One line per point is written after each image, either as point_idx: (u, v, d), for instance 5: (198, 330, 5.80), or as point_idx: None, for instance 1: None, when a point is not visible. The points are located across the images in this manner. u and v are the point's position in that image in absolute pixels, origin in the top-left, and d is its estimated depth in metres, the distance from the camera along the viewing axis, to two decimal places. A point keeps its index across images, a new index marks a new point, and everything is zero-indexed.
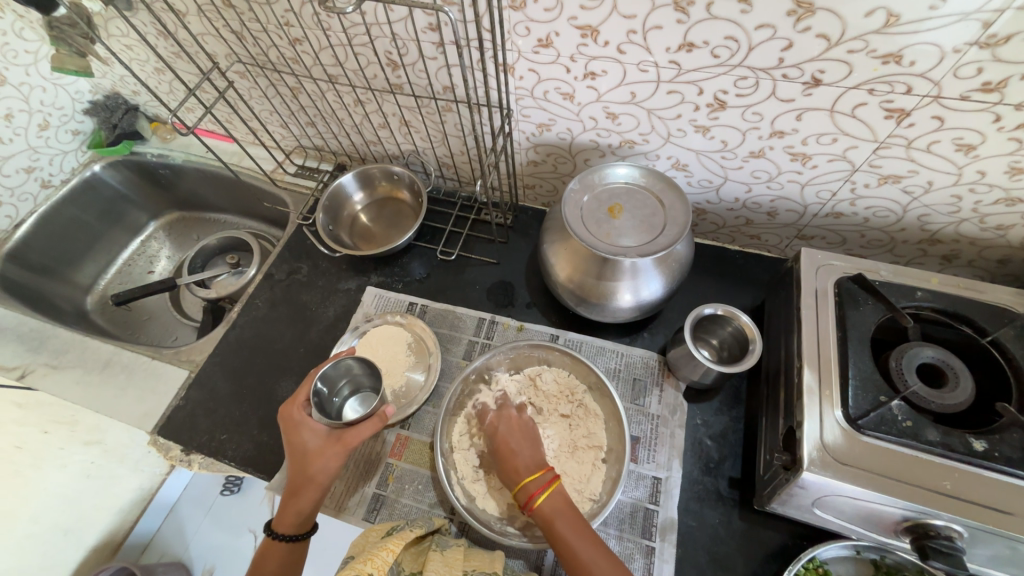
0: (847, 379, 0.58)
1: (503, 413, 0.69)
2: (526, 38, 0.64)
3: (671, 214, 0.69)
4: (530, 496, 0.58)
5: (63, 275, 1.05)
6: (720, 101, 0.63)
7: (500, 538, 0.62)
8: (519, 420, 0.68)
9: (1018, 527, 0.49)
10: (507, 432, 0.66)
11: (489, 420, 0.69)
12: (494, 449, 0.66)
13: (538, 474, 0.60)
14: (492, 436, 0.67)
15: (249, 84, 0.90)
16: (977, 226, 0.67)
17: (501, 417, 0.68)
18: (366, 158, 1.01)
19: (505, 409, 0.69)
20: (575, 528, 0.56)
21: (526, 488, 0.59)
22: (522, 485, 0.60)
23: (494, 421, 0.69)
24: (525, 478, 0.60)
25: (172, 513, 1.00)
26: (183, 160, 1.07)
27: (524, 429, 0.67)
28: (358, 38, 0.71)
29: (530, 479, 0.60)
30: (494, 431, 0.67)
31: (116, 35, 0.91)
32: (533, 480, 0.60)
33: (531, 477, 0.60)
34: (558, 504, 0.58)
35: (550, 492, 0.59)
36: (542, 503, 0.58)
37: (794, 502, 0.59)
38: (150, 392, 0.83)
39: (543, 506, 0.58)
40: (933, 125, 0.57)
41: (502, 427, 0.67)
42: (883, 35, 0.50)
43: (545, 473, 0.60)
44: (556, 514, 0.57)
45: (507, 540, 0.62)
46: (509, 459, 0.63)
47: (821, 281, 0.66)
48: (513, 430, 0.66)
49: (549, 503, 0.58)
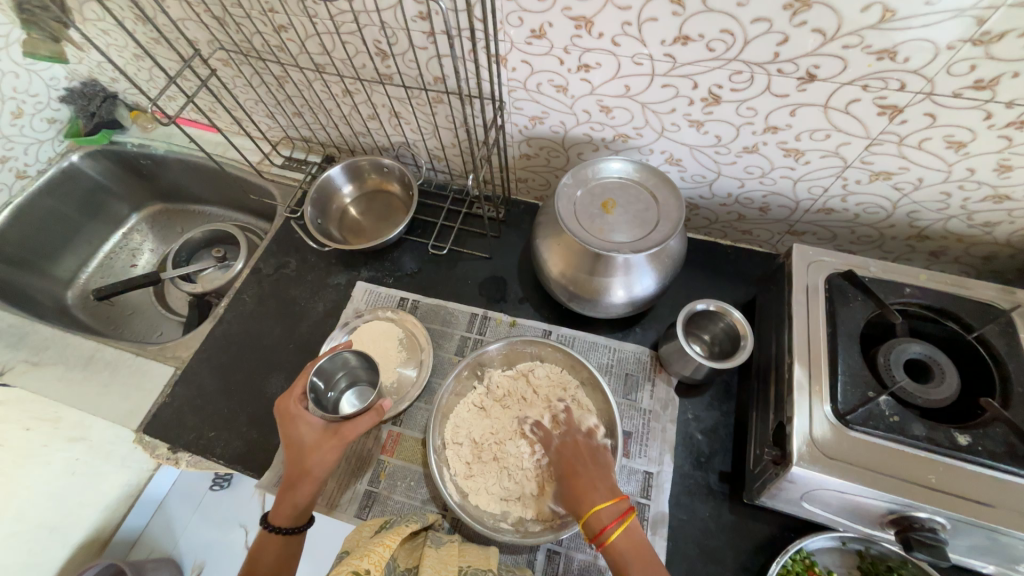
0: (836, 374, 0.59)
1: (569, 437, 0.64)
2: (519, 28, 0.62)
3: (664, 209, 0.69)
4: (602, 528, 0.54)
5: (42, 269, 1.02)
6: (715, 95, 0.62)
7: (494, 535, 0.62)
8: (587, 444, 0.63)
9: (999, 519, 0.50)
10: (577, 457, 0.61)
11: (556, 445, 0.64)
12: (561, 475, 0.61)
13: (612, 505, 0.56)
14: (559, 459, 0.63)
15: (232, 72, 0.87)
16: (965, 222, 0.68)
17: (569, 443, 0.64)
18: (355, 150, 1.00)
19: (571, 433, 0.65)
20: (649, 571, 0.52)
21: (599, 517, 0.55)
22: (593, 513, 0.55)
23: (560, 446, 0.64)
24: (597, 505, 0.56)
25: (160, 509, 0.99)
26: (165, 150, 1.05)
27: (592, 453, 0.62)
28: (345, 26, 0.69)
29: (603, 508, 0.56)
30: (562, 457, 0.62)
31: (92, 19, 0.87)
32: (605, 510, 0.55)
33: (604, 507, 0.55)
34: (631, 541, 0.54)
35: (624, 527, 0.54)
36: (615, 538, 0.54)
37: (783, 495, 0.60)
38: (134, 390, 0.81)
39: (616, 542, 0.54)
40: (925, 122, 0.57)
41: (570, 451, 0.63)
42: (878, 31, 0.50)
43: (620, 504, 0.56)
44: (630, 552, 0.53)
45: (502, 537, 0.62)
46: (574, 484, 0.59)
47: (812, 277, 0.67)
48: (582, 456, 0.62)
49: (623, 539, 0.54)
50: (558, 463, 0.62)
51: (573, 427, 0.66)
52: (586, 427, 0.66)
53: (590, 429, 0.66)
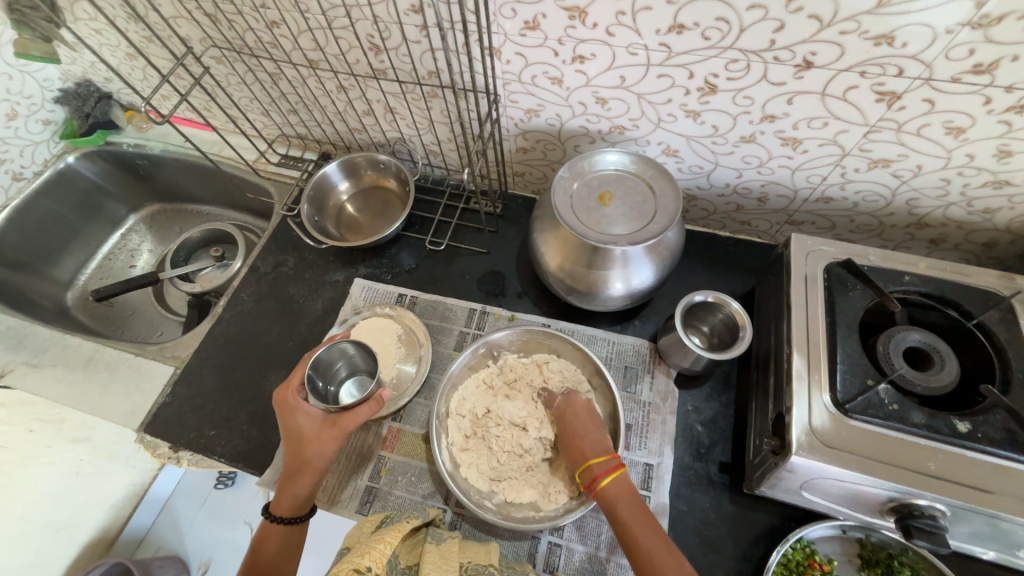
0: (835, 363, 0.59)
1: (571, 399, 0.68)
2: (512, 20, 0.62)
3: (661, 201, 0.69)
4: (594, 477, 0.59)
5: (42, 271, 1.02)
6: (711, 84, 0.62)
7: (477, 509, 0.63)
8: (586, 406, 0.67)
9: (999, 505, 0.50)
10: (575, 416, 0.66)
11: (557, 405, 0.69)
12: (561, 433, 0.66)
13: (604, 457, 0.60)
14: (559, 418, 0.67)
15: (226, 70, 0.87)
16: (965, 209, 0.67)
17: (569, 403, 0.68)
18: (351, 147, 0.99)
19: (573, 395, 0.69)
20: (635, 511, 0.56)
21: (592, 469, 0.60)
22: (587, 465, 0.60)
23: (562, 405, 0.68)
24: (590, 459, 0.61)
25: (166, 507, 1.00)
26: (161, 150, 1.04)
27: (588, 414, 0.66)
28: (338, 21, 0.69)
29: (596, 461, 0.60)
30: (561, 416, 0.67)
31: (84, 18, 0.87)
32: (598, 462, 0.60)
33: (597, 460, 0.60)
34: (621, 488, 0.58)
35: (615, 476, 0.59)
36: (605, 485, 0.58)
37: (783, 485, 0.60)
38: (135, 390, 0.81)
39: (606, 488, 0.58)
40: (923, 108, 0.56)
41: (570, 410, 0.67)
42: (874, 16, 0.49)
43: (611, 457, 0.61)
44: (618, 496, 0.57)
45: (484, 513, 0.63)
46: (574, 440, 0.64)
47: (811, 267, 0.66)
48: (580, 414, 0.66)
49: (613, 485, 0.58)
50: (559, 422, 0.67)
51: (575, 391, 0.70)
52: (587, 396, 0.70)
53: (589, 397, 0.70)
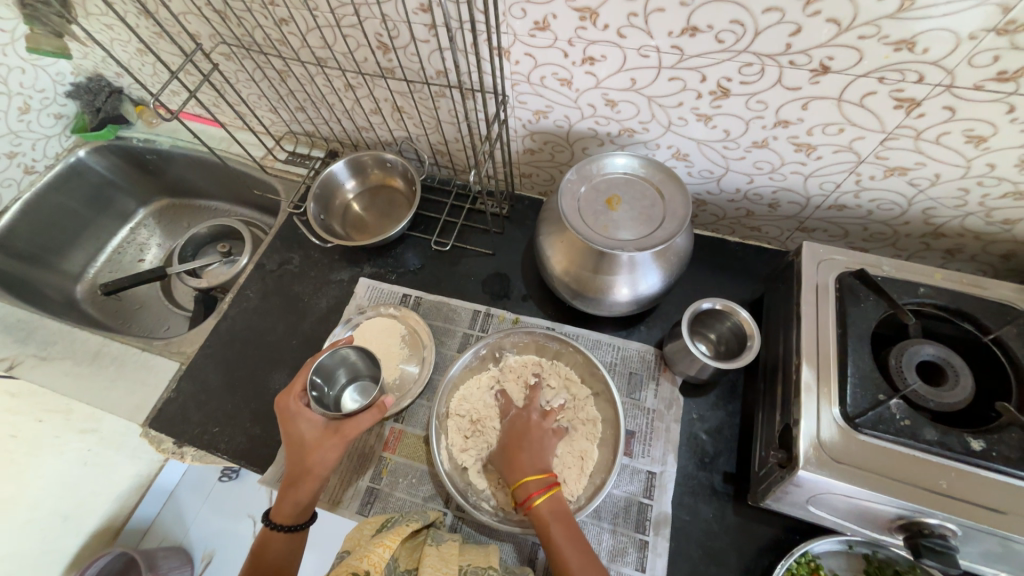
0: (845, 376, 0.57)
1: (523, 412, 0.69)
2: (522, 20, 0.61)
3: (670, 206, 0.67)
4: (528, 496, 0.58)
5: (52, 264, 1.03)
6: (723, 88, 0.60)
7: (473, 511, 0.63)
8: (536, 423, 0.67)
9: (1012, 526, 0.49)
10: (522, 430, 0.65)
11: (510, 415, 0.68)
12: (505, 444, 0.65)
13: (540, 476, 0.60)
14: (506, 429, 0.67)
15: (235, 66, 0.86)
16: (983, 220, 0.66)
17: (519, 416, 0.68)
18: (358, 145, 0.99)
19: (526, 409, 0.69)
20: (568, 532, 0.56)
21: (526, 486, 0.59)
22: (521, 483, 0.60)
23: (513, 417, 0.68)
24: (525, 476, 0.60)
25: (171, 498, 1.01)
26: (170, 146, 1.05)
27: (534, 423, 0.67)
28: (346, 19, 0.68)
29: (531, 479, 0.60)
30: (510, 428, 0.67)
31: (95, 14, 0.87)
32: (534, 480, 0.60)
33: (533, 477, 0.60)
34: (555, 509, 0.58)
35: (549, 496, 0.59)
36: (539, 504, 0.58)
37: (788, 498, 0.59)
38: (142, 384, 0.82)
39: (540, 507, 0.58)
40: (944, 115, 0.55)
41: (517, 426, 0.67)
42: (896, 20, 0.47)
43: (548, 476, 0.60)
44: (552, 518, 0.57)
45: (478, 514, 0.63)
46: (515, 455, 0.63)
47: (822, 276, 0.65)
48: (528, 430, 0.66)
49: (547, 506, 0.58)
50: (504, 434, 0.67)
51: (532, 404, 0.69)
52: (543, 409, 0.69)
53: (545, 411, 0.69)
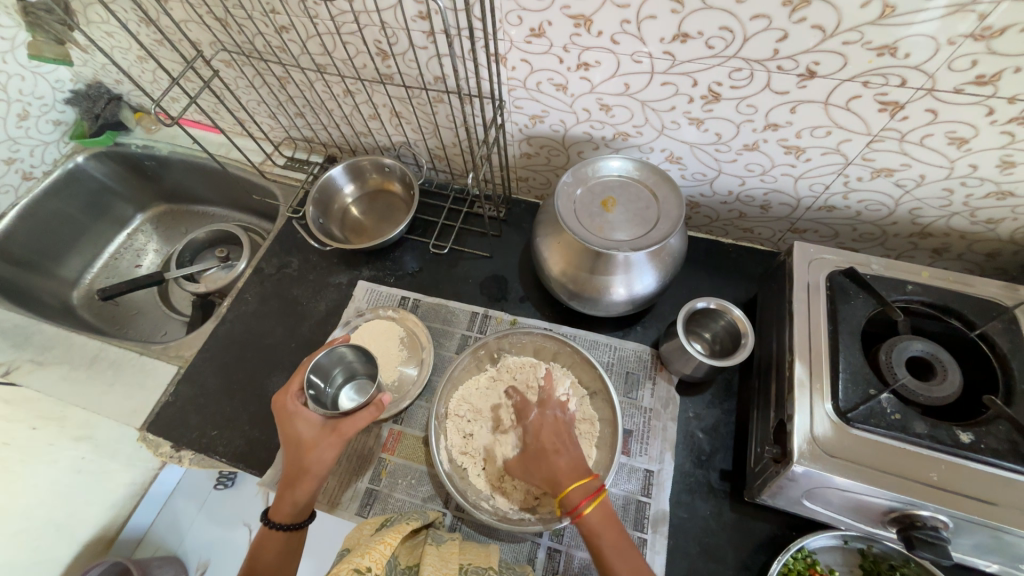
0: (837, 372, 0.58)
1: (545, 413, 0.66)
2: (518, 27, 0.62)
3: (664, 207, 0.69)
4: (577, 507, 0.56)
5: (48, 269, 1.03)
6: (714, 93, 0.62)
7: (473, 510, 0.63)
8: (562, 422, 0.65)
9: (1001, 517, 0.50)
10: (551, 431, 0.63)
11: (531, 418, 0.66)
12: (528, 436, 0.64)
13: (586, 483, 0.57)
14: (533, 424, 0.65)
15: (235, 74, 0.88)
16: (968, 219, 0.68)
17: (542, 418, 0.66)
18: (357, 151, 1.00)
19: (547, 408, 0.67)
20: (616, 541, 0.55)
21: (572, 496, 0.57)
22: (567, 493, 0.57)
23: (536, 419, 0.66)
24: (571, 485, 0.57)
25: (165, 507, 0.99)
26: (169, 152, 1.06)
27: (557, 420, 0.65)
28: (346, 26, 0.69)
29: (577, 486, 0.57)
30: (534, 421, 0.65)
31: (97, 22, 0.88)
32: (580, 488, 0.57)
33: (579, 486, 0.57)
34: (604, 516, 0.56)
35: (597, 504, 0.57)
36: (588, 514, 0.56)
37: (784, 493, 0.60)
38: (140, 388, 0.82)
39: (589, 516, 0.56)
40: (926, 118, 0.56)
41: (543, 427, 0.64)
42: (878, 27, 0.49)
43: (594, 482, 0.58)
44: (602, 526, 0.56)
45: (479, 514, 0.63)
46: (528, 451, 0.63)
47: (813, 275, 0.66)
48: (555, 430, 0.63)
49: (596, 514, 0.56)
50: (530, 438, 0.64)
51: (550, 400, 0.68)
52: (560, 401, 0.68)
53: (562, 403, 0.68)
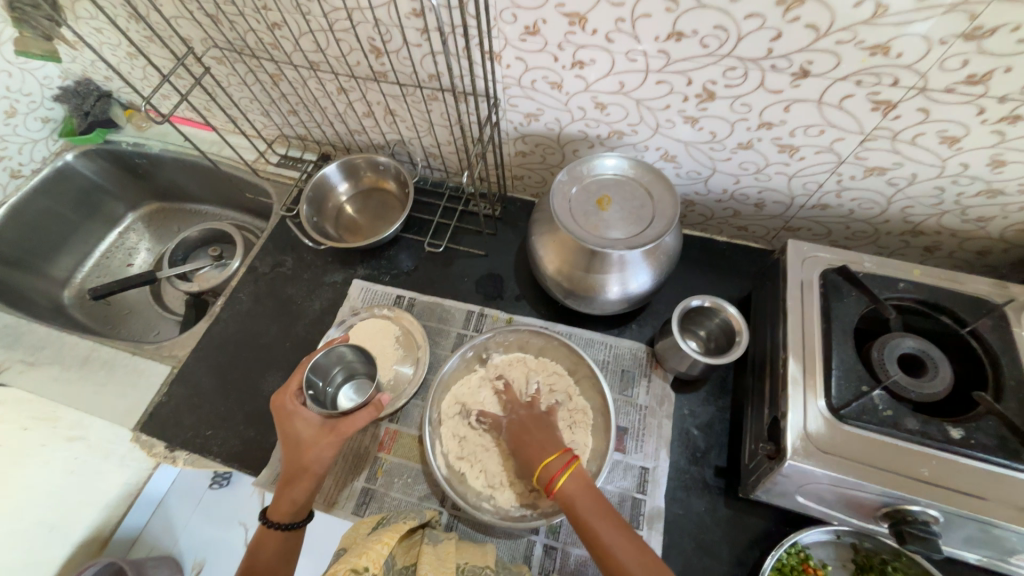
0: (830, 369, 0.59)
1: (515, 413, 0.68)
2: (512, 25, 0.62)
3: (659, 206, 0.69)
4: (551, 478, 0.58)
5: (38, 268, 1.02)
6: (709, 91, 0.62)
7: (473, 511, 0.64)
8: (529, 415, 0.67)
9: (989, 511, 0.51)
10: (521, 427, 0.66)
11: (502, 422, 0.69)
12: (515, 440, 0.65)
13: (557, 455, 0.59)
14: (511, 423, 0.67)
15: (227, 71, 0.87)
16: (959, 218, 0.68)
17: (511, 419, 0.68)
18: (351, 149, 1.00)
19: (515, 409, 0.69)
20: (596, 507, 0.56)
21: (545, 470, 0.59)
22: (541, 469, 0.59)
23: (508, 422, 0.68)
24: (544, 461, 0.60)
25: (160, 507, 0.95)
26: (160, 149, 1.04)
27: (544, 422, 0.66)
28: (339, 24, 0.69)
29: (550, 460, 0.59)
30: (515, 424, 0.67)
31: (85, 17, 0.87)
32: (552, 461, 0.59)
33: (550, 459, 0.59)
34: (579, 485, 0.58)
35: (570, 474, 0.58)
36: (564, 484, 0.58)
37: (777, 489, 0.60)
38: (133, 388, 0.81)
39: (565, 486, 0.58)
40: (918, 117, 0.57)
41: (514, 426, 0.66)
42: (871, 26, 0.50)
43: (565, 454, 0.60)
44: (578, 495, 0.57)
45: (479, 514, 0.64)
46: (524, 450, 0.63)
47: (807, 273, 0.67)
48: (527, 424, 0.66)
49: (571, 483, 0.58)
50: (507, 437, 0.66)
51: (516, 402, 0.70)
52: (529, 400, 0.70)
53: (532, 400, 0.70)
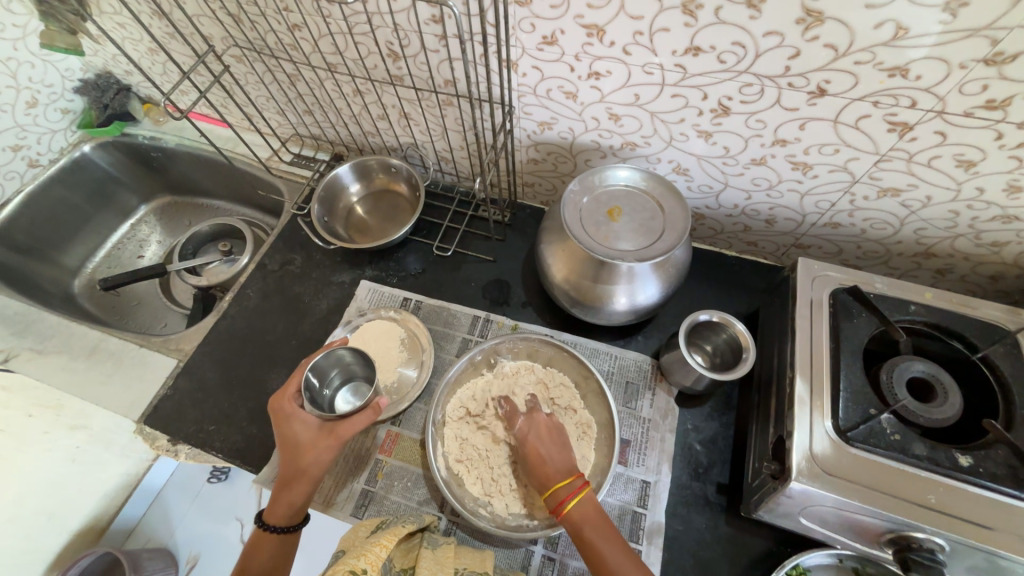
0: (838, 391, 0.58)
1: (533, 416, 0.67)
2: (530, 34, 0.62)
3: (669, 219, 0.69)
4: (560, 502, 0.58)
5: (51, 257, 1.03)
6: (724, 107, 0.62)
7: (472, 519, 0.63)
8: (545, 424, 0.66)
9: (997, 542, 0.50)
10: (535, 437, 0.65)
11: (518, 425, 0.67)
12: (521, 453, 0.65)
13: (568, 480, 0.60)
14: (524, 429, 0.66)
15: (245, 69, 0.88)
16: (972, 241, 0.68)
17: (530, 424, 0.66)
18: (364, 150, 1.00)
19: (533, 414, 0.68)
20: (602, 530, 0.56)
21: (555, 494, 0.59)
22: (551, 491, 0.60)
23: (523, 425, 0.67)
24: (554, 484, 0.60)
25: (157, 499, 0.98)
26: (175, 144, 1.06)
27: (558, 439, 0.65)
28: (359, 27, 0.70)
29: (560, 484, 0.60)
30: (524, 438, 0.65)
31: (109, 13, 0.88)
32: (563, 486, 0.59)
33: (561, 484, 0.59)
34: (588, 511, 0.58)
35: (580, 499, 0.58)
36: (571, 509, 0.58)
37: (781, 510, 0.60)
38: (138, 380, 0.82)
39: (573, 512, 0.58)
40: (935, 140, 0.56)
41: (531, 433, 0.65)
42: (890, 48, 0.50)
43: (576, 479, 0.60)
44: (586, 520, 0.57)
45: (478, 521, 0.63)
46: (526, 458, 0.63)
47: (817, 292, 0.66)
48: (542, 436, 0.65)
49: (580, 509, 0.58)
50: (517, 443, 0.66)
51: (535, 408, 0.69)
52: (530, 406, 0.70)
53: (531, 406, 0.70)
